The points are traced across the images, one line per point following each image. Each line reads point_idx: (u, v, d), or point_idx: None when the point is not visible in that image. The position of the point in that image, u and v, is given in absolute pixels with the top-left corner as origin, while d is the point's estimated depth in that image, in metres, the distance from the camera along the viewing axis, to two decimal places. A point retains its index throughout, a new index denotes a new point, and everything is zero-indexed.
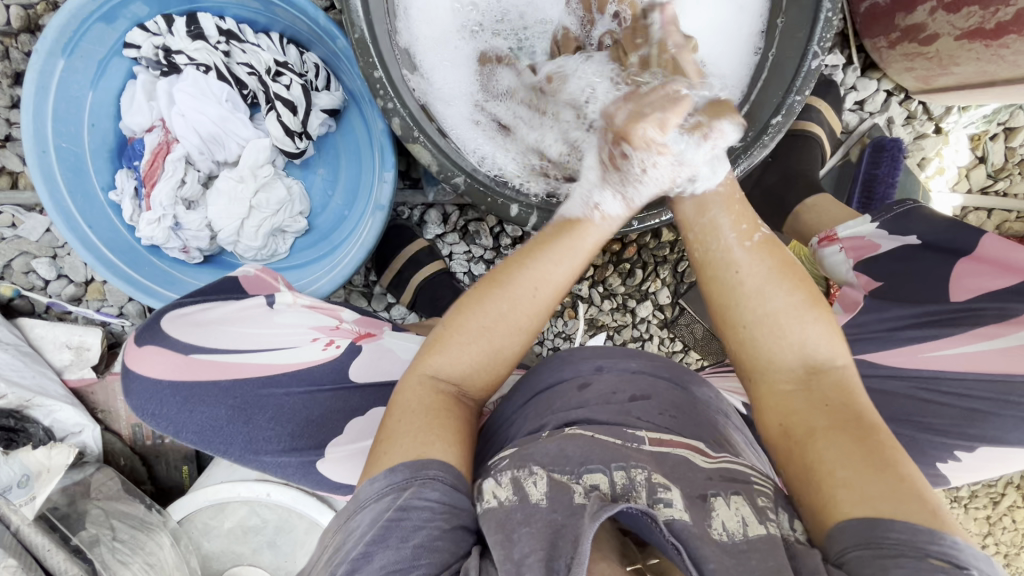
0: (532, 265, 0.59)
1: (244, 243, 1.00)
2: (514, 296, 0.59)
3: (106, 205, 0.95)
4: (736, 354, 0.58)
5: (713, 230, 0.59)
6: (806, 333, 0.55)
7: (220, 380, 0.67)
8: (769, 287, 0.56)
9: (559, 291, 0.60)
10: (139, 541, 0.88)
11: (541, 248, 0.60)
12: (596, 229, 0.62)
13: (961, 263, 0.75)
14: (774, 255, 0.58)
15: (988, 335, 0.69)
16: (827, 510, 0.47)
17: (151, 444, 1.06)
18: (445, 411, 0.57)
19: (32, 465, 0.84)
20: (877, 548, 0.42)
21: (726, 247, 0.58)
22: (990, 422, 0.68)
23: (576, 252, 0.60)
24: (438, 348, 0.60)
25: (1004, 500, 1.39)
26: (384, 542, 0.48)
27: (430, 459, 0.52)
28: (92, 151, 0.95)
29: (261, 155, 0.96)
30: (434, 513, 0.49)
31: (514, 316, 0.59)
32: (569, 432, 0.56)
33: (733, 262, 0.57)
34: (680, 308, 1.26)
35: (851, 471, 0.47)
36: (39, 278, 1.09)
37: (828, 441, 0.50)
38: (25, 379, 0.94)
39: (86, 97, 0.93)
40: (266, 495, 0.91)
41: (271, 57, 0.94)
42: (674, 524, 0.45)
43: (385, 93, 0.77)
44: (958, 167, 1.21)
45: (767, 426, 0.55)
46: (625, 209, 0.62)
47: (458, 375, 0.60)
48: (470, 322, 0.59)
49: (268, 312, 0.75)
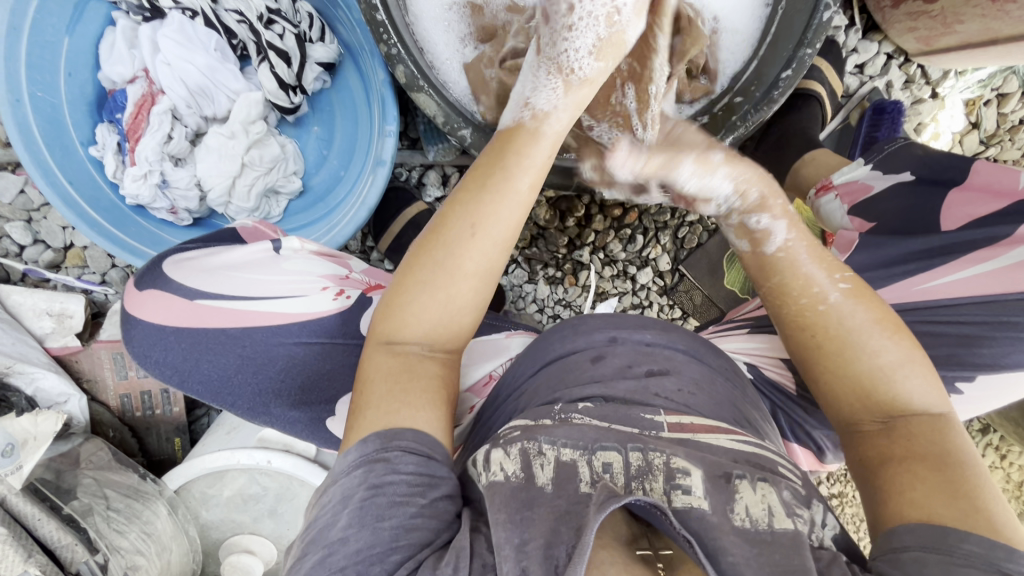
0: (468, 202, 0.55)
1: (236, 205, 0.95)
2: (451, 237, 0.55)
3: (86, 160, 0.91)
4: (826, 399, 0.55)
5: (796, 277, 0.58)
6: (905, 385, 0.52)
7: (227, 327, 0.65)
8: (856, 325, 0.54)
9: (512, 226, 0.56)
10: (134, 510, 0.85)
11: (473, 183, 0.56)
12: (531, 134, 0.58)
13: (950, 194, 0.74)
14: (870, 307, 0.55)
15: (979, 259, 0.66)
16: (888, 520, 0.46)
17: (141, 415, 1.02)
18: (409, 374, 0.54)
19: (18, 433, 0.79)
20: (947, 554, 0.41)
21: (816, 296, 0.56)
22: (984, 345, 0.63)
23: (516, 176, 0.56)
24: (388, 312, 0.56)
25: (983, 460, 1.41)
26: (360, 523, 0.45)
27: (402, 427, 0.50)
28: (70, 103, 0.90)
29: (253, 110, 0.92)
30: (411, 487, 0.47)
31: (462, 258, 0.54)
32: (579, 417, 0.52)
33: (827, 315, 0.55)
34: (680, 274, 1.24)
35: (923, 494, 0.45)
36: (14, 244, 1.03)
37: (903, 468, 0.48)
38: (5, 345, 0.90)
39: (61, 43, 0.88)
40: (267, 463, 0.86)
41: (262, 3, 0.89)
42: (688, 515, 0.45)
43: (388, 37, 0.73)
44: (952, 132, 1.20)
45: (849, 463, 0.53)
46: (563, 105, 0.59)
47: (418, 334, 0.55)
48: (415, 276, 0.55)
49: (273, 260, 0.70)
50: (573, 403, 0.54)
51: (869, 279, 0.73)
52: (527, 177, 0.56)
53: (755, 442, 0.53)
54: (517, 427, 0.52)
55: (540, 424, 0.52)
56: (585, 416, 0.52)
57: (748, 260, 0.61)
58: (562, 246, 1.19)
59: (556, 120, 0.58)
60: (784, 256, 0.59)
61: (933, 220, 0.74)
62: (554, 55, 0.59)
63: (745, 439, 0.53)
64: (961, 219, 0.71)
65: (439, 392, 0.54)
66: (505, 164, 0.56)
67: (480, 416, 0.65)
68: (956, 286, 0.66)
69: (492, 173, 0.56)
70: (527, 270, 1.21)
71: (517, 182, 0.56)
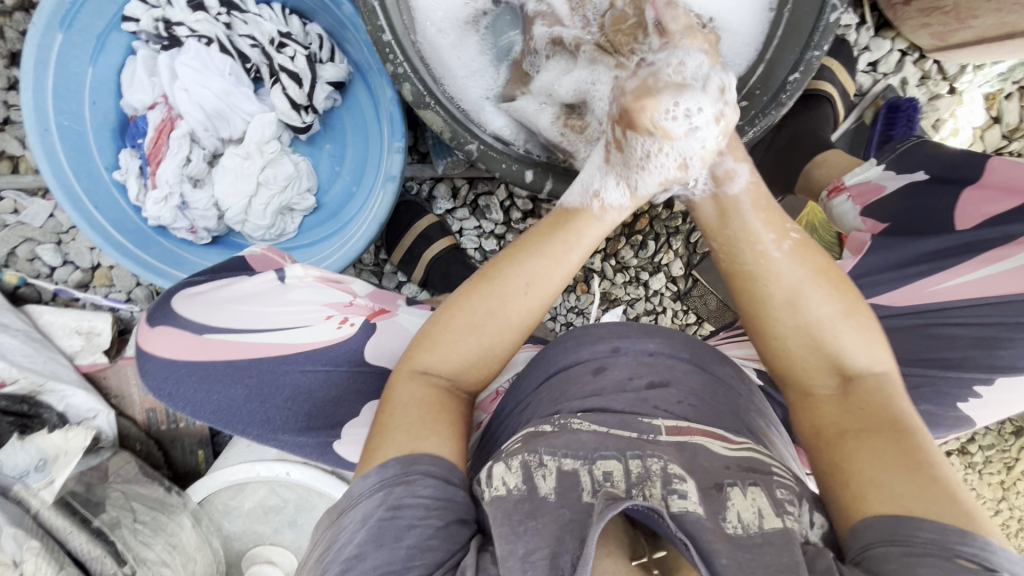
0: (524, 262, 0.58)
1: (252, 223, 0.98)
2: (503, 291, 0.58)
3: (111, 185, 0.95)
4: (770, 359, 0.59)
5: (744, 233, 0.59)
6: (844, 345, 0.55)
7: (236, 360, 0.67)
8: (795, 275, 0.56)
9: (559, 288, 0.59)
10: (160, 523, 0.88)
11: (532, 248, 0.59)
12: (596, 220, 0.61)
13: (965, 192, 0.73)
14: (811, 262, 0.57)
15: (992, 259, 0.66)
16: (854, 506, 0.46)
17: (166, 428, 1.05)
18: (439, 405, 0.56)
19: (49, 448, 0.84)
20: (905, 545, 0.42)
21: (760, 253, 0.58)
22: (1004, 346, 0.63)
23: (575, 245, 0.60)
24: (427, 344, 0.58)
25: (1019, 465, 1.36)
26: (377, 542, 0.45)
27: (422, 452, 0.50)
28: (94, 130, 0.94)
29: (267, 130, 0.95)
30: (428, 511, 0.47)
31: (509, 308, 0.58)
32: (577, 425, 0.53)
33: (767, 267, 0.57)
34: (694, 279, 1.23)
35: (876, 467, 0.47)
36: (44, 265, 1.06)
37: (860, 442, 0.50)
38: (37, 364, 0.93)
39: (86, 73, 0.91)
40: (286, 474, 0.88)
41: (274, 28, 0.92)
42: (683, 519, 0.44)
43: (395, 57, 0.74)
44: (972, 127, 1.17)
45: (801, 426, 0.56)
46: (629, 198, 0.62)
47: (451, 367, 0.58)
48: (457, 320, 0.58)
49: (280, 290, 0.73)
50: (573, 413, 0.55)
51: (881, 280, 0.72)
52: (583, 246, 0.60)
53: (752, 445, 0.53)
54: (518, 438, 0.53)
55: (543, 434, 0.52)
56: (583, 423, 0.53)
57: (706, 209, 0.62)
58: None
59: (619, 207, 0.62)
60: (738, 198, 0.61)
61: (946, 219, 0.73)
62: (625, 172, 0.61)
63: (740, 443, 0.53)
64: (979, 218, 0.69)
65: (443, 410, 0.55)
66: (562, 230, 0.60)
67: (488, 430, 0.66)
68: (972, 286, 0.65)
69: (539, 240, 0.59)
70: None
71: (572, 251, 0.60)
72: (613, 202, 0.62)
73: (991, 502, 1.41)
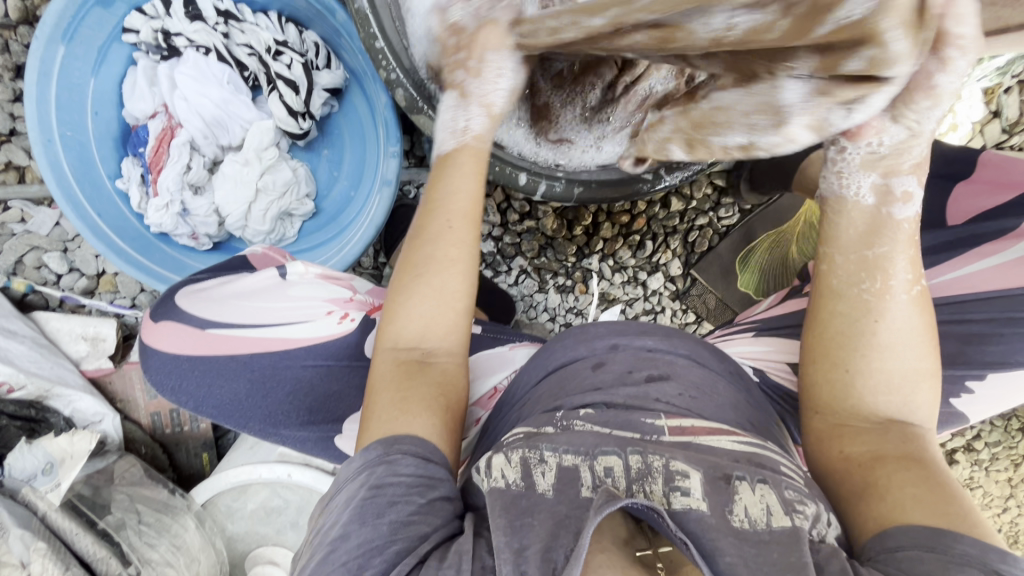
0: (433, 203, 0.62)
1: (252, 228, 1.00)
2: (427, 237, 0.61)
3: (113, 193, 0.97)
4: (813, 387, 0.57)
5: (884, 262, 0.55)
6: (910, 394, 0.54)
7: (237, 354, 0.68)
8: (904, 330, 0.54)
9: (470, 215, 0.62)
10: (164, 524, 0.89)
11: (434, 187, 0.63)
12: (476, 143, 0.65)
13: (958, 186, 0.74)
14: (923, 314, 0.55)
15: (984, 254, 0.66)
16: (884, 516, 0.46)
17: (171, 431, 1.07)
18: (412, 377, 0.57)
19: (55, 452, 0.85)
20: (937, 552, 0.41)
21: (883, 287, 0.54)
22: (992, 343, 0.62)
23: (465, 170, 0.63)
24: (389, 319, 0.60)
25: None
26: (360, 521, 0.46)
27: (405, 433, 0.51)
28: (97, 139, 0.96)
29: (265, 137, 0.96)
30: (411, 488, 0.48)
31: (439, 252, 0.60)
32: (579, 425, 0.53)
33: (880, 311, 0.54)
34: (692, 279, 1.23)
35: (920, 489, 0.46)
36: (51, 273, 1.08)
37: (900, 467, 0.49)
38: (44, 369, 0.95)
39: (88, 84, 0.94)
40: (288, 476, 0.89)
41: (270, 36, 0.94)
42: (685, 517, 0.45)
43: (387, 63, 0.75)
44: (971, 122, 1.17)
45: (829, 452, 0.54)
46: (488, 116, 0.66)
47: (415, 337, 0.59)
48: (403, 280, 0.60)
49: (281, 285, 0.73)
50: (574, 410, 0.55)
51: None
52: (470, 167, 0.64)
53: (756, 442, 0.53)
54: (519, 434, 0.53)
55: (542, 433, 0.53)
56: (586, 423, 0.53)
57: (859, 217, 0.55)
58: (571, 255, 1.19)
59: (484, 130, 0.66)
60: (905, 229, 0.54)
61: (939, 214, 0.73)
62: (474, 98, 0.65)
63: (746, 440, 0.53)
64: (967, 216, 0.70)
65: (437, 399, 0.56)
66: (452, 166, 0.64)
67: (488, 424, 0.66)
68: (957, 283, 0.66)
69: (437, 181, 0.63)
70: (536, 280, 1.21)
71: (463, 174, 0.63)
72: (473, 133, 0.65)
73: (999, 500, 1.39)
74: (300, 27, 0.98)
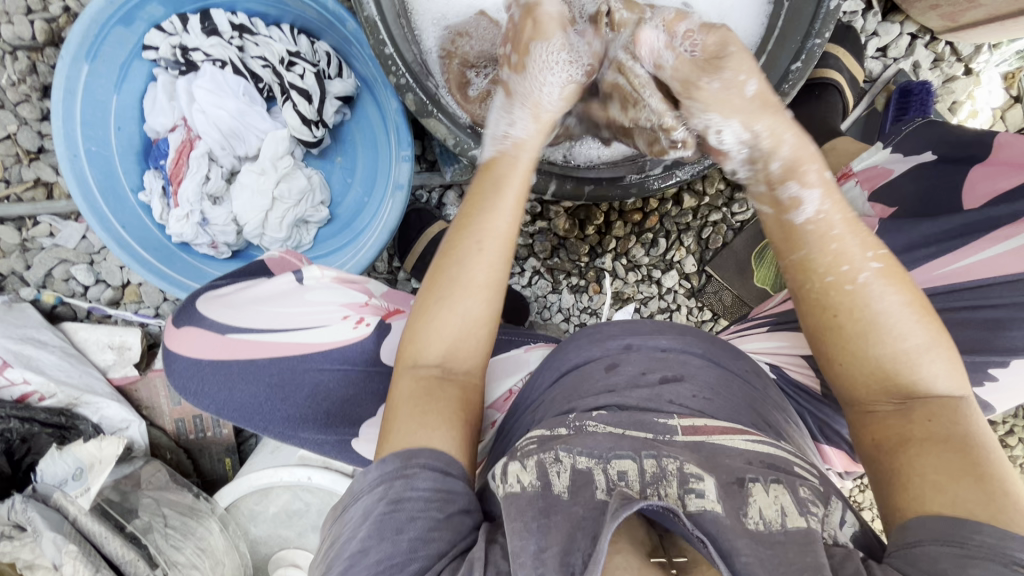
0: (469, 224, 0.61)
1: (269, 235, 1.02)
2: (459, 258, 0.60)
3: (136, 206, 1.00)
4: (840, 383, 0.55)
5: (816, 253, 0.56)
6: (922, 371, 0.51)
7: (256, 359, 0.69)
8: (886, 306, 0.52)
9: (506, 239, 0.61)
10: (190, 527, 0.91)
11: (473, 204, 0.62)
12: (511, 160, 0.65)
13: (976, 168, 0.72)
14: (899, 283, 0.53)
15: (1005, 236, 0.64)
16: (908, 510, 0.45)
17: (194, 437, 1.09)
18: (436, 395, 0.56)
19: (85, 457, 0.87)
20: (960, 547, 0.41)
21: (832, 274, 0.54)
22: (1012, 328, 0.61)
23: (504, 192, 0.62)
24: (410, 337, 0.60)
25: None
26: (379, 536, 0.46)
27: (422, 446, 0.52)
28: (121, 153, 0.99)
29: (281, 146, 0.98)
30: (429, 503, 0.48)
31: (471, 274, 0.60)
32: (591, 428, 0.52)
33: (842, 292, 0.54)
34: (707, 275, 1.22)
35: (941, 478, 0.45)
36: (78, 285, 1.12)
37: (922, 453, 0.47)
38: (73, 378, 0.99)
39: (111, 101, 0.97)
40: (308, 479, 0.90)
41: (283, 47, 0.97)
42: (702, 518, 0.44)
43: (398, 69, 0.76)
44: (991, 108, 1.14)
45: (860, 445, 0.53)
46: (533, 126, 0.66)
47: (438, 355, 0.59)
48: (432, 300, 0.60)
49: (298, 291, 0.75)
50: (587, 412, 0.54)
51: None
52: (510, 190, 0.63)
53: (766, 436, 0.52)
54: (533, 439, 0.53)
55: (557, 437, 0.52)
56: (599, 424, 0.53)
57: (771, 226, 0.60)
58: (584, 255, 1.19)
59: (526, 142, 0.66)
60: (812, 226, 0.56)
61: (956, 200, 0.71)
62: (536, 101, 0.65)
63: (761, 437, 0.52)
64: (986, 196, 0.68)
65: (453, 413, 0.56)
66: (492, 188, 0.63)
67: (502, 428, 0.66)
68: (984, 266, 0.64)
69: (477, 199, 0.62)
70: (550, 281, 1.21)
71: (502, 199, 0.62)
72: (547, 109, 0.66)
73: None
74: (311, 36, 1.01)
